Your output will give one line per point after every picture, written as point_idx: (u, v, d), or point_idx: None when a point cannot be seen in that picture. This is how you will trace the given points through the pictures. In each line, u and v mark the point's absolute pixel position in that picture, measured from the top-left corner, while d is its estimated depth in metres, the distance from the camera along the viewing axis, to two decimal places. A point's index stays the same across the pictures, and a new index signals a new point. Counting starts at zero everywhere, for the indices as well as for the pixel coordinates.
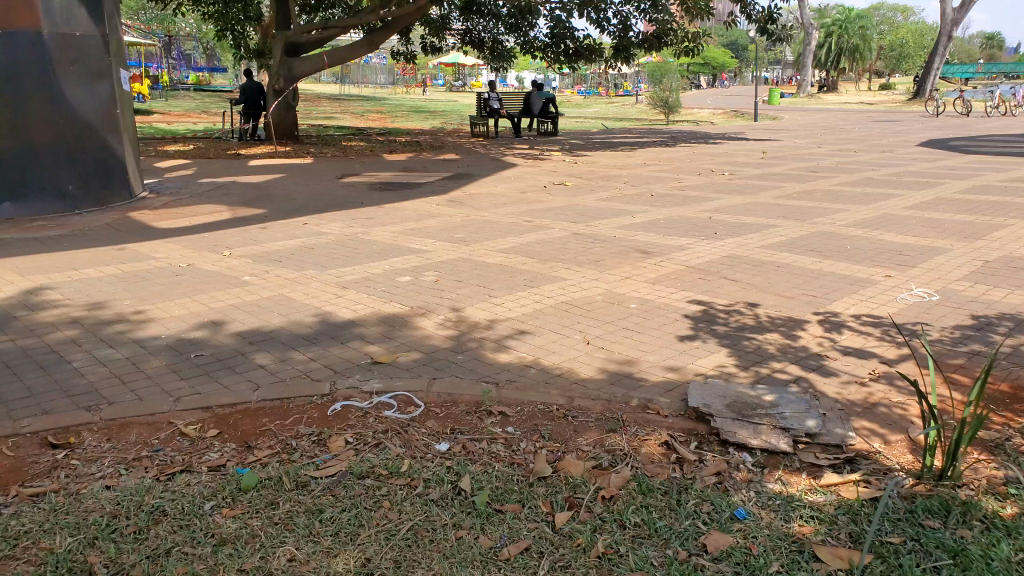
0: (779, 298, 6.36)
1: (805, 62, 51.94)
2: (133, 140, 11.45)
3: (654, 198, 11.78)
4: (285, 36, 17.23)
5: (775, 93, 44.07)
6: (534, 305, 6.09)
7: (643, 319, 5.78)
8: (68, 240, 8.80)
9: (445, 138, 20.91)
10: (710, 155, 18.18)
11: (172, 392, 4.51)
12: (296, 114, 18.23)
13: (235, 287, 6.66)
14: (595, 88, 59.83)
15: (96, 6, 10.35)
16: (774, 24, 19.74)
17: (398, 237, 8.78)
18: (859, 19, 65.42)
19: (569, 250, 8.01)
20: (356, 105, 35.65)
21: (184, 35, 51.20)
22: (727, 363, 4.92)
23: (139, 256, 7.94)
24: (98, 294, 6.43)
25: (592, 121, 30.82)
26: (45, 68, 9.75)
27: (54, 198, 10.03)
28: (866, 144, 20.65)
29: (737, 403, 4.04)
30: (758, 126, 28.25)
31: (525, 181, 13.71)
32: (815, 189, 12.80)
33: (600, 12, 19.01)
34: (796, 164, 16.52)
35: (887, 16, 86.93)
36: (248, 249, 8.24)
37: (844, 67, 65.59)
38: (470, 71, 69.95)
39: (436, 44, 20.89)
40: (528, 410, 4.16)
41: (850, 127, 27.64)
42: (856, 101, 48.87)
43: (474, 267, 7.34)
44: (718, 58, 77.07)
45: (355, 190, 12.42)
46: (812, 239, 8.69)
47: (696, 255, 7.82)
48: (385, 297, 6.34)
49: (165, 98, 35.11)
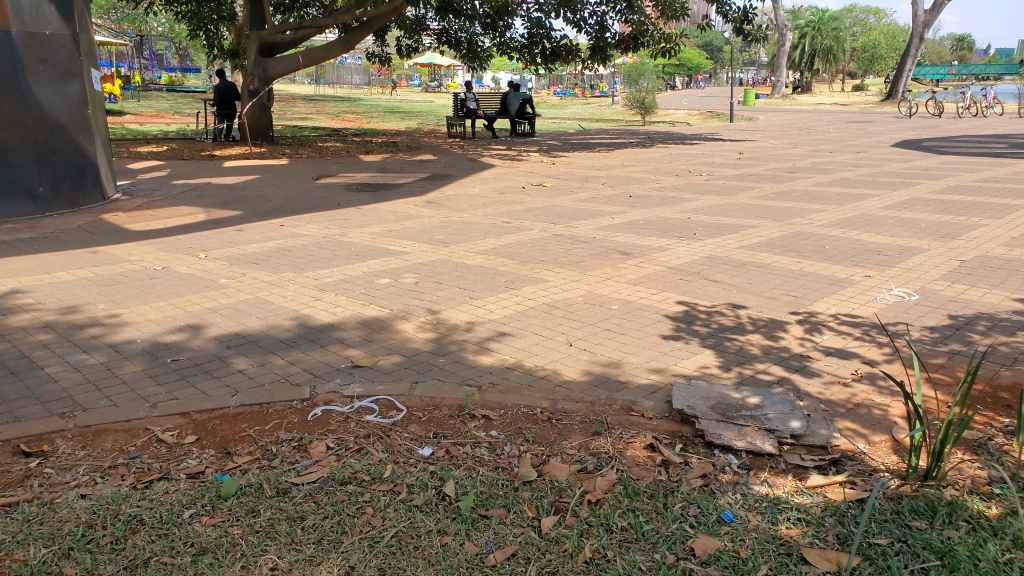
0: (760, 298, 6.39)
1: (779, 62, 52.48)
2: (105, 140, 11.27)
3: (633, 199, 11.81)
4: (259, 36, 17.03)
5: (750, 94, 44.46)
6: (516, 306, 6.07)
7: (625, 320, 5.78)
8: (40, 242, 8.62)
9: (422, 139, 20.83)
10: (687, 156, 18.28)
11: (148, 398, 4.42)
12: (271, 115, 18.05)
13: (212, 290, 6.56)
14: (572, 88, 59.99)
15: (66, 5, 10.16)
16: (750, 25, 19.87)
17: (377, 239, 8.72)
18: (833, 20, 66.11)
19: (550, 251, 7.99)
20: (331, 106, 35.43)
21: (156, 35, 50.56)
22: (710, 364, 4.93)
23: (114, 259, 7.80)
24: (71, 298, 6.30)
25: (568, 121, 30.85)
26: (14, 68, 9.54)
27: (24, 200, 9.82)
28: (841, 145, 20.87)
29: (721, 404, 4.06)
30: (734, 127, 28.50)
31: (503, 182, 13.68)
32: (792, 189, 12.91)
33: (577, 12, 19.04)
34: (773, 164, 16.65)
35: (859, 17, 88.04)
36: (225, 252, 8.13)
37: (818, 68, 66.33)
38: (447, 72, 69.88)
39: (411, 44, 20.64)
40: (512, 413, 4.13)
41: (824, 127, 27.97)
42: (830, 102, 49.47)
43: (455, 268, 7.30)
44: (694, 59, 77.52)
45: (333, 191, 12.32)
46: (790, 239, 8.76)
47: (676, 256, 7.84)
48: (365, 299, 6.28)
49: (138, 99, 34.67)
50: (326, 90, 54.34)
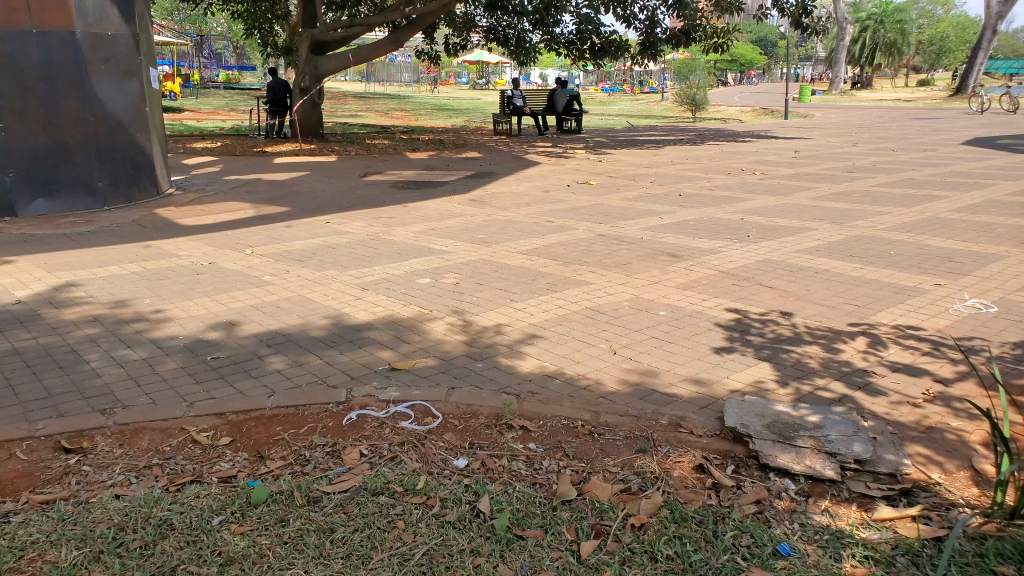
0: (818, 307, 6.07)
1: (838, 58, 51.11)
2: (161, 138, 11.43)
3: (684, 198, 11.51)
4: (311, 34, 17.13)
5: (807, 90, 43.33)
6: (560, 310, 5.87)
7: (674, 327, 5.53)
8: (95, 236, 8.73)
9: (469, 136, 20.76)
10: (740, 154, 17.77)
11: (186, 397, 4.26)
12: (322, 113, 18.16)
13: (255, 287, 6.52)
14: (622, 85, 59.38)
15: (127, 5, 10.32)
16: (808, 18, 19.21)
17: (420, 238, 8.61)
18: (897, 12, 63.92)
19: (596, 252, 7.77)
20: (381, 103, 35.64)
21: (214, 34, 51.65)
22: (764, 378, 4.67)
23: (163, 254, 7.85)
24: (118, 293, 6.31)
25: (617, 118, 30.38)
26: (78, 67, 9.68)
27: (84, 195, 9.99)
28: (906, 143, 20.09)
29: (777, 423, 3.97)
30: (791, 124, 27.76)
31: (550, 180, 13.46)
32: (852, 190, 12.41)
33: (627, 8, 18.71)
34: (832, 163, 16.10)
35: (924, 10, 85.05)
36: (270, 248, 8.11)
37: (881, 63, 64.24)
38: (497, 70, 69.95)
39: (460, 42, 20.47)
40: (551, 425, 3.95)
41: (888, 124, 27.02)
42: (893, 97, 47.89)
43: (498, 269, 7.14)
44: (748, 55, 75.99)
45: (379, 188, 12.27)
46: (849, 244, 8.36)
47: (728, 260, 7.55)
48: (406, 300, 6.15)
49: (195, 95, 35.37)
50: (378, 88, 54.75)
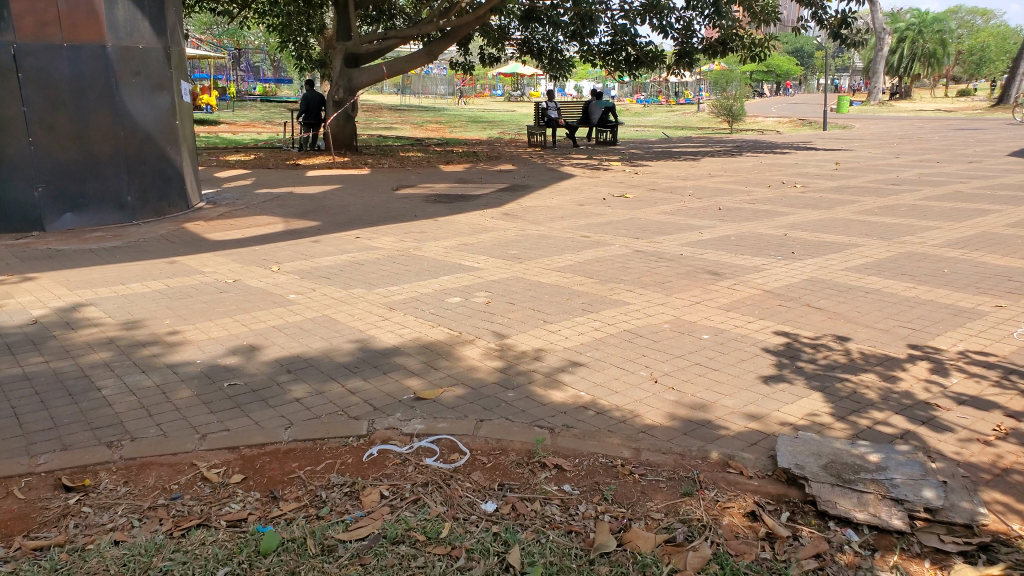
0: (872, 330, 5.67)
1: (875, 68, 50.04)
2: (192, 150, 11.38)
3: (723, 212, 11.14)
4: (345, 47, 17.03)
5: (844, 102, 42.51)
6: (595, 333, 5.56)
7: (718, 352, 5.19)
8: (121, 252, 8.62)
9: (503, 148, 20.57)
10: (779, 166, 17.28)
11: (199, 429, 4.07)
12: (355, 125, 18.00)
13: (279, 307, 6.31)
14: (655, 96, 58.80)
15: (159, 19, 10.29)
16: (848, 29, 18.71)
17: (451, 254, 8.36)
18: (935, 23, 62.61)
19: (633, 270, 7.45)
20: (415, 115, 35.61)
21: (252, 47, 52.30)
22: (819, 411, 4.31)
23: (188, 270, 7.70)
24: (138, 313, 6.16)
25: (651, 130, 29.94)
26: (108, 80, 9.65)
27: (113, 209, 9.94)
28: (949, 155, 19.44)
29: (835, 464, 3.61)
30: (829, 135, 27.13)
31: (584, 193, 13.14)
32: (898, 203, 11.94)
33: (664, 18, 18.40)
34: (874, 175, 15.56)
35: (964, 20, 83.20)
36: (297, 265, 7.93)
37: (919, 73, 62.83)
38: (530, 82, 69.76)
39: (494, 53, 20.27)
40: (589, 464, 3.66)
41: (929, 136, 26.28)
42: (931, 109, 46.70)
43: (531, 287, 6.86)
44: (783, 65, 74.94)
45: (411, 202, 12.08)
46: (900, 261, 7.92)
47: (772, 278, 7.18)
48: (435, 321, 5.89)
49: (231, 109, 35.73)
50: (412, 100, 54.91)
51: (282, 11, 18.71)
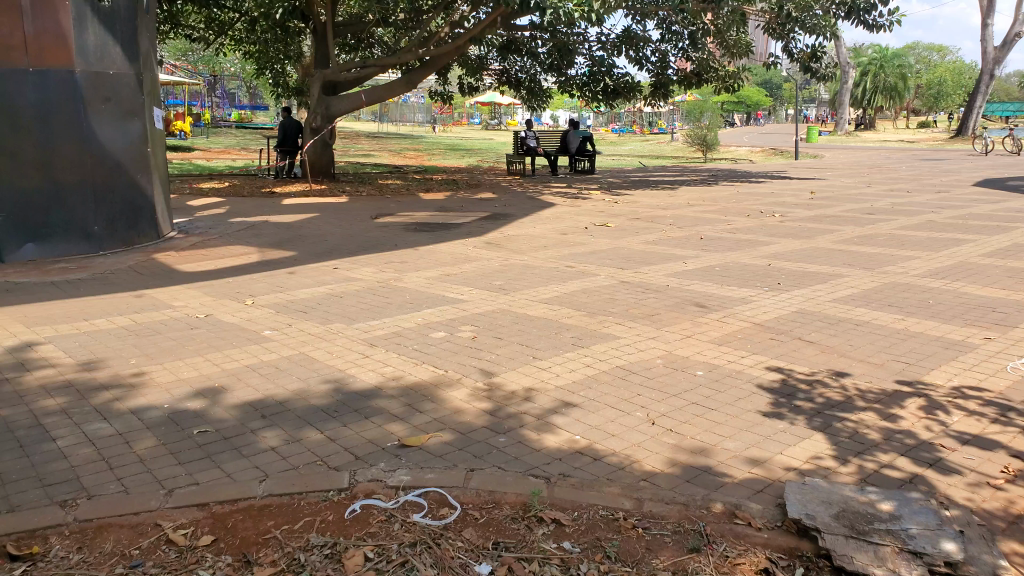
0: (866, 365, 5.52)
1: (841, 99, 51.16)
2: (165, 178, 11.08)
3: (704, 241, 11.06)
4: (323, 74, 16.89)
5: (814, 132, 43.26)
6: (586, 370, 5.35)
7: (714, 391, 5.00)
8: (86, 285, 8.28)
9: (481, 176, 20.47)
10: (756, 195, 17.35)
11: (165, 484, 3.86)
12: (333, 153, 17.79)
13: (254, 344, 6.03)
14: (628, 126, 59.47)
15: (131, 45, 10.03)
16: (819, 63, 18.95)
17: (432, 285, 8.13)
18: (897, 57, 64.30)
19: (621, 302, 7.28)
20: (391, 143, 35.48)
21: (227, 74, 51.97)
22: (823, 453, 4.11)
23: (158, 304, 7.40)
24: (102, 352, 5.85)
25: (627, 159, 30.13)
26: (76, 106, 9.35)
27: (79, 239, 9.59)
28: (918, 185, 19.69)
29: (848, 513, 3.39)
30: (801, 164, 27.47)
31: (565, 222, 13.02)
32: (877, 233, 11.96)
33: (639, 50, 18.50)
34: (849, 205, 15.65)
35: (924, 55, 85.73)
36: (272, 298, 7.64)
37: (883, 105, 64.29)
38: (506, 111, 70.20)
39: (473, 82, 20.29)
40: (588, 518, 3.44)
41: (898, 165, 26.70)
42: (895, 139, 47.73)
43: (517, 321, 6.65)
44: (753, 96, 76.39)
45: (390, 230, 11.85)
46: (887, 291, 7.83)
47: (762, 310, 7.05)
48: (418, 358, 5.64)
49: (205, 135, 35.36)
50: (388, 127, 54.87)
51: (259, 39, 18.52)
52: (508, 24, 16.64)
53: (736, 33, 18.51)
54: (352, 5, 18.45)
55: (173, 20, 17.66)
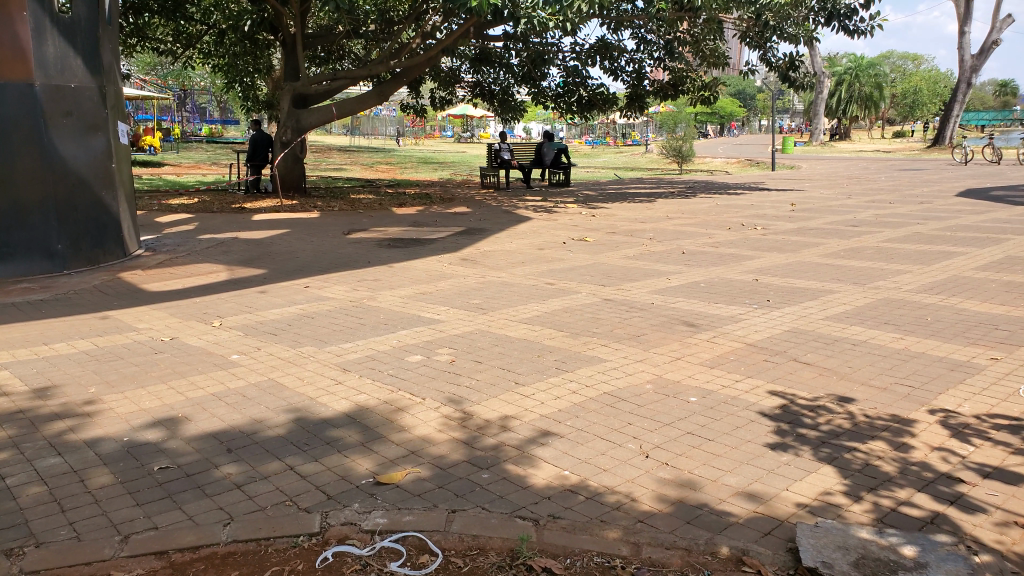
0: (869, 390, 5.26)
1: (816, 110, 51.59)
2: (131, 194, 10.64)
3: (687, 256, 10.81)
4: (292, 87, 16.58)
5: (789, 143, 43.43)
6: (573, 397, 5.03)
7: (710, 419, 4.71)
8: (47, 305, 7.84)
9: (455, 190, 20.16)
10: (737, 208, 17.18)
11: (119, 526, 3.47)
12: (304, 167, 17.37)
13: (219, 370, 5.65)
14: (605, 138, 59.51)
15: (93, 57, 9.61)
16: (796, 72, 18.80)
17: (408, 304, 7.80)
18: (872, 67, 64.85)
19: (605, 321, 6.99)
20: (366, 156, 35.07)
21: (197, 89, 51.30)
22: (833, 489, 3.83)
23: (121, 327, 6.98)
24: (59, 378, 5.38)
25: (605, 171, 29.91)
26: (35, 121, 8.94)
27: (41, 258, 9.14)
28: (900, 196, 19.63)
29: (868, 559, 3.11)
30: (779, 176, 27.46)
31: (543, 236, 12.73)
32: (863, 246, 11.78)
33: (615, 61, 18.35)
34: (833, 217, 15.49)
35: (898, 66, 86.88)
36: (241, 319, 7.25)
37: (858, 115, 64.95)
38: (482, 125, 69.95)
39: (445, 96, 20.05)
40: (584, 567, 3.12)
41: (876, 176, 26.73)
42: (871, 150, 48.11)
43: (498, 342, 6.33)
44: (728, 108, 76.82)
45: (363, 247, 11.48)
46: (881, 308, 7.61)
47: (753, 329, 6.79)
48: (394, 384, 5.29)
49: (175, 151, 34.64)
50: (363, 141, 54.38)
51: (227, 52, 18.09)
52: (482, 33, 16.34)
53: (712, 43, 18.32)
54: (322, 17, 18.20)
55: (138, 32, 17.20)
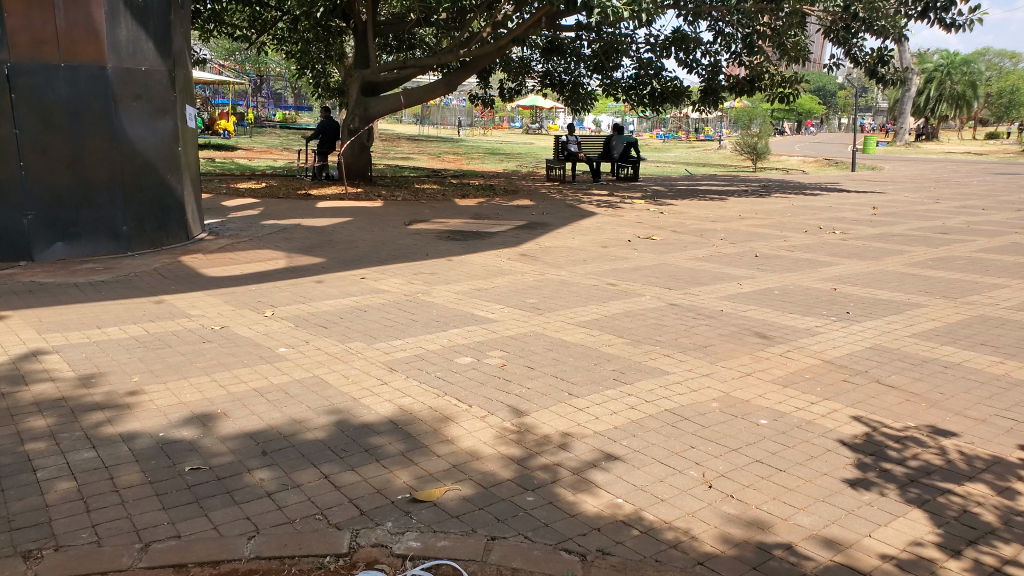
0: (964, 422, 4.74)
1: (902, 109, 49.33)
2: (196, 178, 10.71)
3: (759, 260, 10.26)
4: (361, 75, 16.59)
5: (871, 142, 41.60)
6: (631, 413, 4.66)
7: (782, 446, 4.29)
8: (108, 287, 7.89)
9: (520, 182, 19.85)
10: (813, 209, 16.36)
11: (142, 530, 3.27)
12: (370, 155, 17.33)
13: (265, 363, 5.49)
14: (676, 132, 58.29)
15: (163, 41, 9.65)
16: (885, 67, 17.69)
17: (464, 300, 7.54)
18: (964, 65, 61.59)
19: (669, 329, 6.58)
20: (433, 146, 35.08)
21: (272, 74, 52.35)
22: (924, 539, 3.39)
23: (174, 313, 6.92)
24: (106, 365, 5.29)
25: (674, 167, 29.14)
26: (107, 103, 9.00)
27: (106, 239, 9.23)
28: (992, 202, 18.43)
29: None
30: (859, 176, 26.24)
31: (608, 233, 12.31)
32: (953, 255, 10.98)
33: (690, 53, 17.71)
34: (918, 222, 14.59)
35: (992, 63, 82.53)
36: (293, 310, 7.11)
37: (946, 114, 61.96)
38: (551, 115, 69.47)
39: (514, 86, 19.75)
40: None
41: (965, 179, 25.26)
42: (959, 151, 45.76)
43: (553, 347, 5.99)
44: (807, 104, 74.26)
45: (423, 238, 11.30)
46: (974, 327, 6.98)
47: (830, 344, 6.29)
48: (442, 388, 5.01)
49: (249, 135, 35.37)
50: (432, 130, 54.56)
51: (300, 38, 18.20)
52: (554, 23, 16.02)
53: (794, 36, 17.39)
54: (395, 5, 18.15)
55: (215, 17, 17.52)
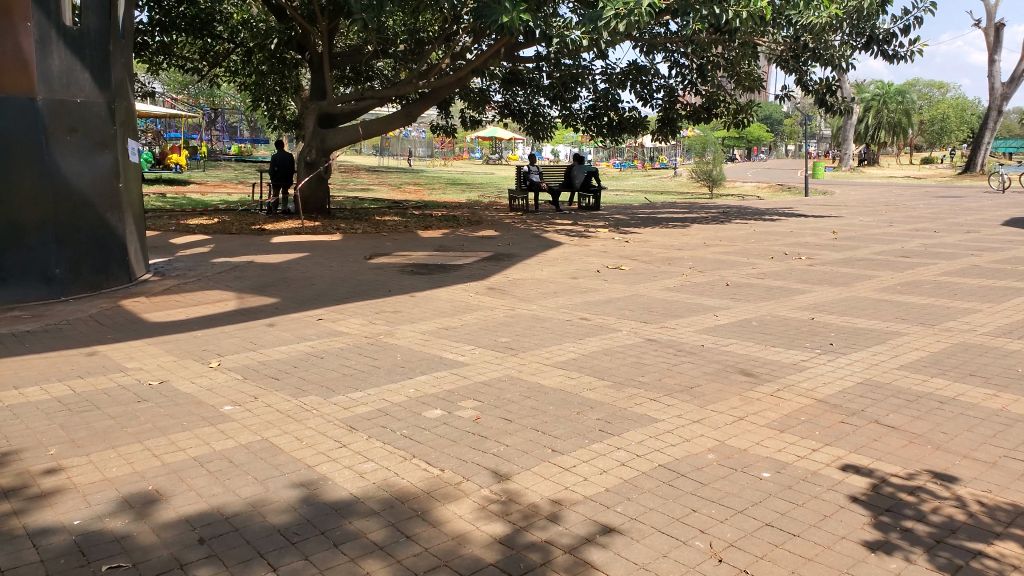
0: (976, 466, 4.39)
1: (844, 137, 50.74)
2: (139, 216, 10.03)
3: (731, 289, 9.96)
4: (318, 107, 16.00)
5: (819, 167, 42.57)
6: (622, 471, 4.20)
7: (792, 505, 3.86)
8: (36, 338, 7.17)
9: (482, 212, 19.46)
10: (776, 234, 16.29)
11: None
12: (328, 187, 16.74)
13: (208, 425, 4.89)
14: (631, 161, 58.89)
15: (100, 70, 9.01)
16: (833, 96, 17.85)
17: (429, 342, 7.02)
18: (900, 94, 63.78)
19: (651, 368, 6.14)
20: (393, 178, 34.60)
21: (226, 107, 51.43)
22: None
23: (108, 367, 6.25)
24: (19, 437, 4.63)
25: (633, 195, 29.19)
26: (37, 137, 8.34)
27: (37, 283, 8.50)
28: (944, 224, 18.67)
29: None
30: (813, 201, 26.56)
31: (575, 264, 11.94)
32: (920, 279, 10.85)
33: (647, 86, 17.72)
34: (878, 246, 14.58)
35: (925, 92, 86.05)
36: (242, 359, 6.50)
37: (885, 141, 63.99)
38: (507, 146, 69.65)
39: (474, 117, 19.36)
40: None
41: (913, 202, 25.77)
42: (900, 175, 47.13)
43: (530, 394, 5.50)
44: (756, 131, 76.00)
45: (384, 273, 10.76)
46: (960, 356, 6.71)
47: (821, 380, 5.92)
48: (410, 450, 4.48)
49: (201, 169, 34.33)
50: (389, 161, 54.12)
51: (255, 70, 17.59)
52: (512, 54, 15.75)
53: (747, 66, 17.26)
54: (351, 35, 17.72)
55: (164, 50, 16.71)
